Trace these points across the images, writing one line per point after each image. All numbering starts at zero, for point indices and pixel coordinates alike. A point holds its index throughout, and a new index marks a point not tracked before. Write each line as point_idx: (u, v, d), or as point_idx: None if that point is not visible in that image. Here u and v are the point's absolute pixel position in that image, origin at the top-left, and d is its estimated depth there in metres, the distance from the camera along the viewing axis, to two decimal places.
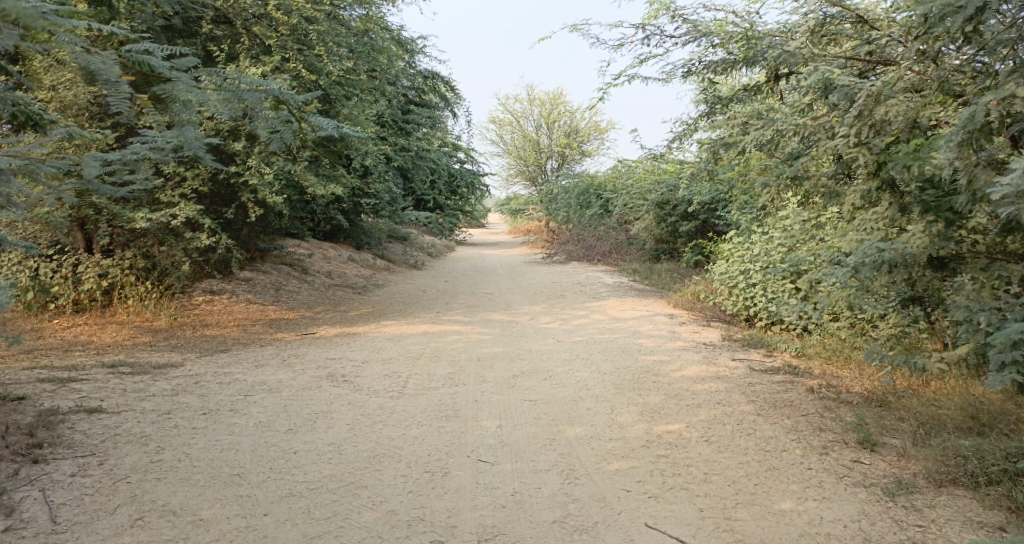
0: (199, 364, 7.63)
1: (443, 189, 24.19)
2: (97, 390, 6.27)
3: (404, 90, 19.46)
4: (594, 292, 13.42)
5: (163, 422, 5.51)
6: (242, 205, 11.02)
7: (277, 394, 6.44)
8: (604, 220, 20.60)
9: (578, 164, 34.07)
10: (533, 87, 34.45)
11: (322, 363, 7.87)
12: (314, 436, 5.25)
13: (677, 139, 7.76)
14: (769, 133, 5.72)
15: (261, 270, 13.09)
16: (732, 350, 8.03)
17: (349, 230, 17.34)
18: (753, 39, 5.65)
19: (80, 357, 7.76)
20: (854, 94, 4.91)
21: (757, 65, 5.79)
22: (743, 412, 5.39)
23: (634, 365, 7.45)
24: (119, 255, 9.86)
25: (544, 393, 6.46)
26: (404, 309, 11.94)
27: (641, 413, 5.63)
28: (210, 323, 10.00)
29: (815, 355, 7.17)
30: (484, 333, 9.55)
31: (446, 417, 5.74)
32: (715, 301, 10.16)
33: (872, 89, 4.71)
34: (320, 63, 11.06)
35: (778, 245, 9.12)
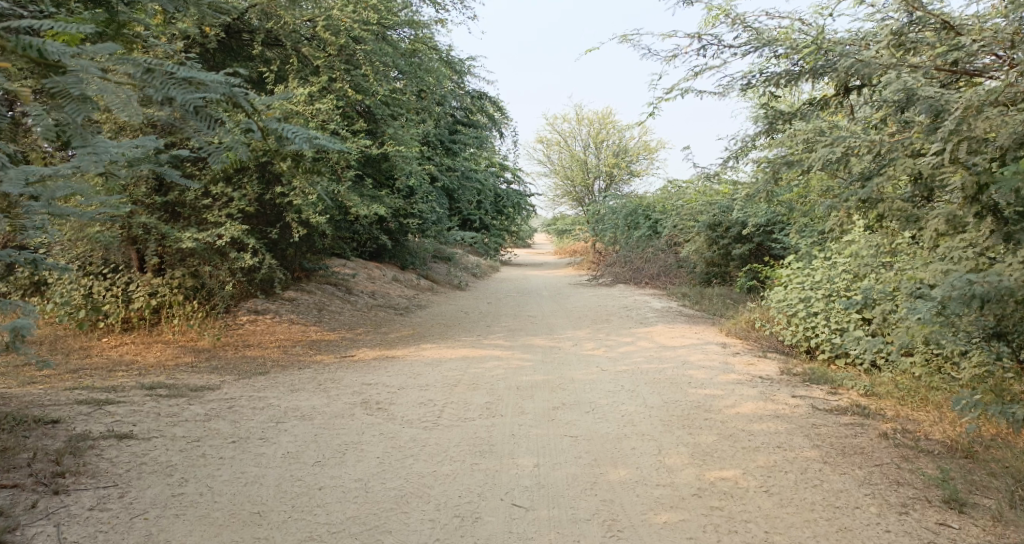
0: (235, 387, 7.39)
1: (489, 209, 24.00)
2: (130, 414, 5.99)
3: (453, 111, 19.57)
4: (641, 317, 12.95)
5: (191, 450, 5.18)
6: (286, 225, 10.89)
7: (309, 422, 6.14)
8: (652, 242, 20.11)
9: (627, 184, 33.62)
10: (581, 106, 34.17)
11: (358, 388, 7.59)
12: (341, 470, 4.93)
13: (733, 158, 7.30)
14: (838, 150, 5.28)
15: (304, 290, 12.99)
16: (791, 386, 7.51)
17: (393, 250, 17.23)
18: (822, 50, 5.24)
19: (122, 378, 7.62)
20: (940, 106, 4.61)
21: (823, 78, 5.41)
22: (813, 460, 5.03)
23: (684, 399, 6.99)
24: (167, 274, 9.77)
25: (586, 429, 6.05)
26: (445, 331, 11.69)
27: (691, 455, 5.19)
28: (252, 343, 9.87)
29: (887, 395, 6.82)
30: (525, 359, 9.18)
31: (480, 453, 5.38)
32: (772, 330, 9.61)
33: (972, 98, 4.32)
34: (366, 83, 10.77)
35: (842, 272, 8.71)
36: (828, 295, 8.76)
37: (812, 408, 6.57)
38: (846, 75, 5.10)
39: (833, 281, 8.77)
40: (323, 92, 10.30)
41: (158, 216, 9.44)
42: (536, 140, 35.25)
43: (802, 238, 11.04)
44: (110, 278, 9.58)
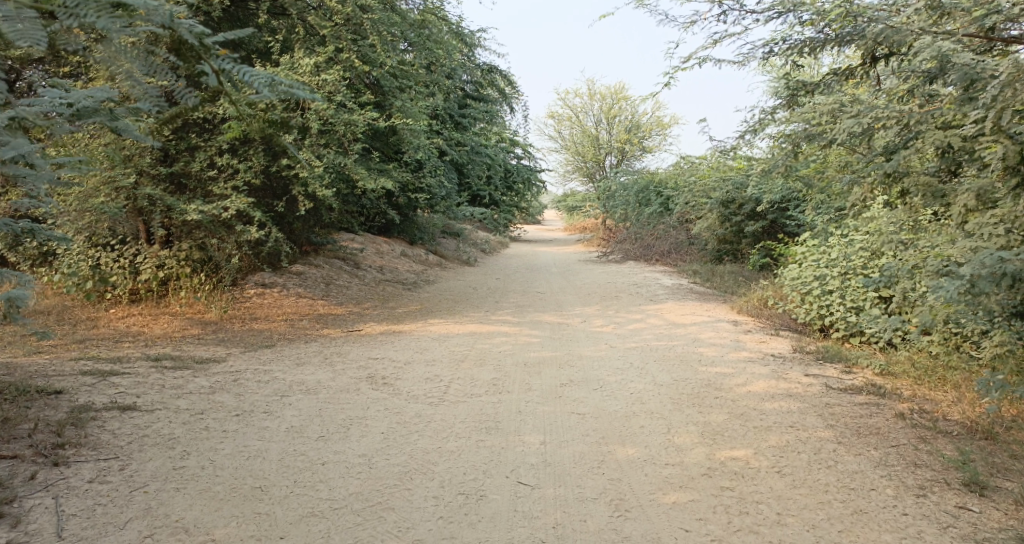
0: (241, 361, 7.33)
1: (499, 184, 23.81)
2: (135, 386, 5.92)
3: (463, 84, 19.37)
4: (651, 294, 12.82)
5: (195, 423, 5.10)
6: (293, 198, 10.78)
7: (314, 396, 6.06)
8: (663, 218, 19.91)
9: (638, 161, 33.27)
10: (593, 81, 33.73)
11: (365, 363, 7.51)
12: (346, 445, 4.86)
13: (748, 131, 7.11)
14: (865, 121, 5.18)
15: (312, 264, 12.92)
16: (804, 365, 7.38)
17: (402, 224, 17.12)
18: (850, 15, 5.01)
19: (128, 350, 7.57)
20: (974, 75, 4.42)
21: (848, 46, 5.23)
22: (828, 441, 4.92)
23: (694, 378, 6.88)
24: (174, 246, 9.68)
25: (594, 406, 5.96)
26: (453, 306, 11.62)
27: (701, 434, 5.08)
28: (259, 316, 9.81)
29: (904, 375, 6.70)
30: (533, 335, 9.08)
31: (486, 430, 5.30)
32: (785, 308, 9.46)
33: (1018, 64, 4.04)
34: (373, 53, 10.62)
35: (859, 250, 8.56)
36: (845, 272, 8.61)
37: (826, 388, 6.44)
38: (875, 42, 4.92)
39: (850, 259, 8.62)
40: (330, 62, 10.13)
41: (164, 188, 9.35)
42: (547, 116, 34.89)
43: (817, 215, 10.83)
44: (117, 249, 9.46)
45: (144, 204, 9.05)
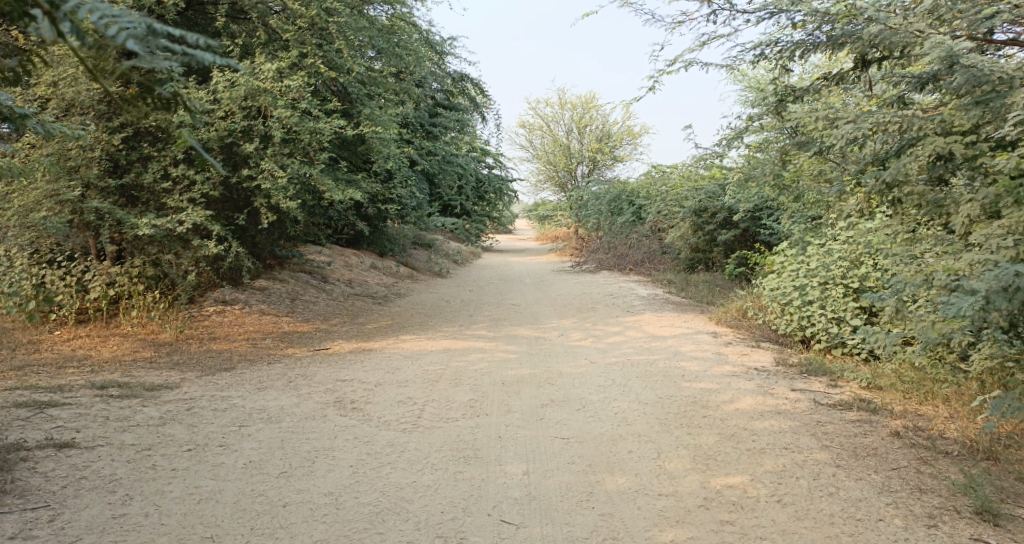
0: (196, 386, 6.88)
1: (470, 194, 23.49)
2: (75, 419, 5.46)
3: (432, 93, 19.09)
4: (627, 305, 12.57)
5: (140, 462, 4.68)
6: (255, 211, 10.32)
7: (275, 425, 5.64)
8: (636, 227, 19.73)
9: (610, 170, 33.19)
10: (563, 90, 33.65)
11: (331, 386, 7.09)
12: (310, 482, 4.46)
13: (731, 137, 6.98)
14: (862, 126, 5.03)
15: (276, 279, 12.44)
16: (789, 379, 7.12)
17: (371, 236, 16.68)
18: (850, 16, 4.88)
19: (73, 376, 7.06)
20: (982, 78, 4.27)
21: (841, 49, 5.16)
22: (827, 464, 4.63)
23: (678, 395, 6.60)
24: (126, 263, 9.16)
25: (576, 430, 5.63)
26: (425, 321, 11.22)
27: (693, 459, 4.78)
28: (218, 336, 9.30)
29: (891, 389, 6.47)
30: (509, 351, 8.74)
31: (464, 459, 4.93)
32: (765, 319, 9.22)
33: None
34: (340, 59, 10.21)
35: (837, 259, 8.35)
36: (824, 282, 8.34)
37: (815, 403, 6.18)
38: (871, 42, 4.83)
39: (828, 268, 8.32)
40: (293, 68, 9.70)
41: (114, 201, 8.87)
42: (518, 125, 34.69)
43: (796, 224, 10.66)
44: (64, 267, 8.93)
45: (91, 218, 8.56)
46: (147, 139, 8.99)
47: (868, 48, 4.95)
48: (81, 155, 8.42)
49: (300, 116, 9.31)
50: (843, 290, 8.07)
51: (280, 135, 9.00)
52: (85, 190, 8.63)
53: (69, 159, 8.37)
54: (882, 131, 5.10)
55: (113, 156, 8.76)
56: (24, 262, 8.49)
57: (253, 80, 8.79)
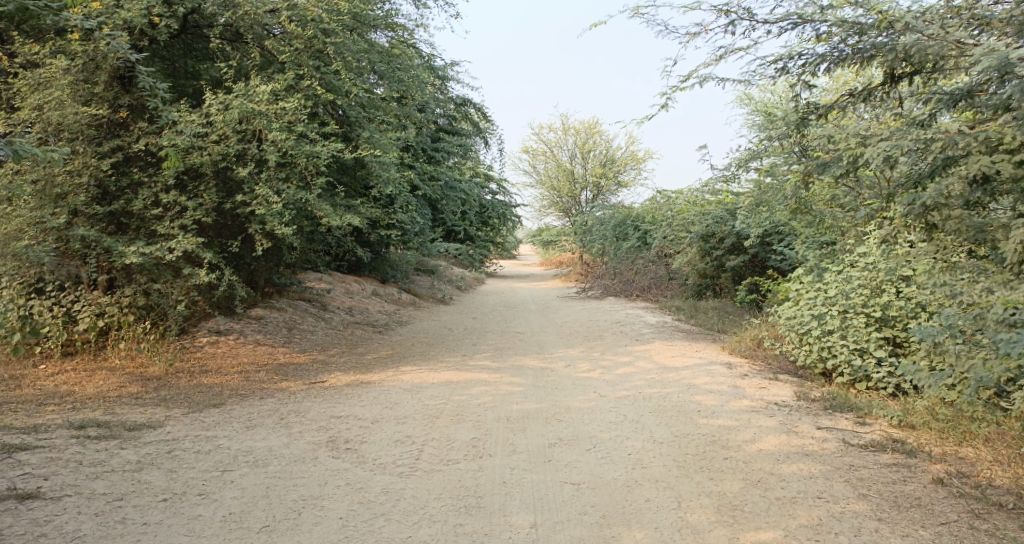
0: (181, 425, 6.58)
1: (473, 220, 23.22)
2: (44, 464, 5.29)
3: (435, 118, 18.94)
4: (636, 333, 12.14)
5: (109, 514, 4.52)
6: (250, 237, 9.97)
7: (261, 469, 5.39)
8: (642, 252, 19.34)
9: (614, 195, 32.90)
10: (567, 116, 33.59)
11: (325, 423, 6.68)
12: (293, 539, 4.28)
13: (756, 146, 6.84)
14: (899, 144, 4.71)
15: (274, 307, 12.08)
16: (813, 415, 6.66)
17: (373, 262, 16.33)
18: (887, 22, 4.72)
19: (51, 415, 6.68)
20: None
21: (870, 64, 5.00)
22: (868, 517, 4.22)
23: (696, 432, 6.17)
24: (116, 292, 8.79)
25: (588, 473, 5.19)
26: (426, 350, 10.79)
27: (718, 511, 4.38)
28: (210, 369, 8.89)
29: (925, 429, 6.00)
30: (514, 383, 8.31)
31: (466, 510, 4.59)
32: (782, 350, 8.77)
33: None
34: (337, 81, 9.95)
35: (858, 286, 7.91)
36: (844, 310, 7.89)
37: (844, 444, 5.72)
38: (905, 54, 4.71)
39: (849, 296, 7.88)
40: (290, 90, 9.42)
41: (102, 228, 8.56)
42: (522, 150, 34.54)
43: (811, 249, 10.24)
44: (53, 297, 8.56)
45: (77, 246, 8.23)
46: (138, 164, 8.78)
47: (901, 61, 4.82)
48: (69, 181, 8.15)
49: (296, 140, 9.00)
50: (865, 319, 7.62)
51: (274, 158, 8.70)
52: (73, 217, 8.34)
53: (56, 185, 8.07)
54: (916, 151, 4.74)
55: (102, 182, 8.50)
56: (8, 292, 8.11)
57: (247, 102, 8.57)
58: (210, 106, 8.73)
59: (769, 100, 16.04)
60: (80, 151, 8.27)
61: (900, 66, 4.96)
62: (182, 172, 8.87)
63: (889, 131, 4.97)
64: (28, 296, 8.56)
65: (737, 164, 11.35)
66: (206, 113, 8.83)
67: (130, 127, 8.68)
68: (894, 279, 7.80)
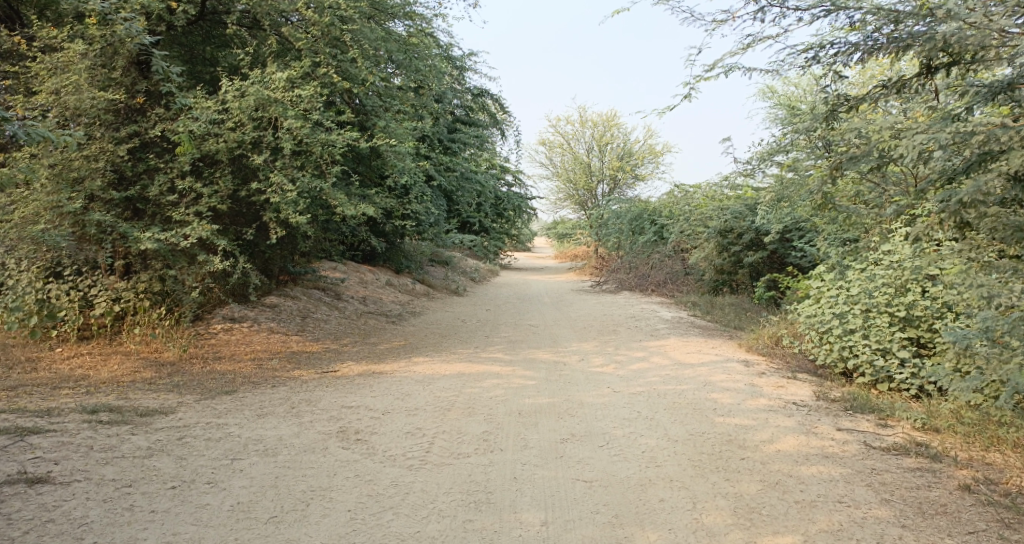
0: (193, 412, 6.55)
1: (489, 211, 23.12)
2: (56, 448, 5.28)
3: (453, 108, 18.83)
4: (651, 329, 11.99)
5: (116, 502, 4.49)
6: (264, 224, 9.92)
7: (270, 459, 5.35)
8: (658, 247, 19.15)
9: (631, 189, 32.75)
10: (584, 108, 33.39)
11: (336, 413, 6.62)
12: (300, 531, 4.24)
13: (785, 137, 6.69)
14: (935, 138, 4.56)
15: (288, 295, 12.05)
16: (833, 416, 6.51)
17: (387, 252, 16.27)
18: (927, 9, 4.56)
19: (64, 399, 6.67)
20: None
21: (906, 53, 4.85)
22: (891, 524, 4.12)
23: (712, 431, 6.04)
24: (131, 277, 8.78)
25: (601, 471, 5.09)
26: (439, 342, 10.72)
27: (735, 513, 4.29)
28: (223, 356, 8.87)
29: (950, 433, 5.84)
30: (527, 376, 8.20)
31: (475, 505, 4.52)
32: (801, 348, 8.59)
33: None
34: (354, 69, 9.85)
35: (882, 285, 7.71)
36: (867, 310, 7.71)
37: (865, 447, 5.58)
38: (943, 44, 4.54)
39: (872, 296, 7.69)
40: (306, 77, 9.32)
41: (117, 213, 8.55)
42: (539, 142, 34.34)
43: (832, 247, 10.03)
44: (69, 281, 8.47)
45: (92, 230, 8.22)
46: (154, 150, 8.75)
47: (938, 52, 4.64)
48: (86, 165, 8.13)
49: (312, 128, 8.91)
50: (888, 318, 7.43)
51: (289, 146, 8.62)
52: (89, 202, 8.34)
53: (72, 169, 8.07)
54: (957, 146, 4.62)
55: (118, 167, 8.49)
56: (25, 275, 8.11)
57: (263, 89, 8.52)
58: (226, 93, 8.71)
59: (792, 94, 15.79)
60: (96, 135, 8.26)
61: (935, 56, 4.77)
62: (197, 159, 8.83)
63: (924, 125, 4.83)
64: (46, 279, 8.52)
65: (758, 160, 11.16)
66: (222, 99, 8.80)
67: (147, 113, 8.65)
68: (919, 278, 7.59)
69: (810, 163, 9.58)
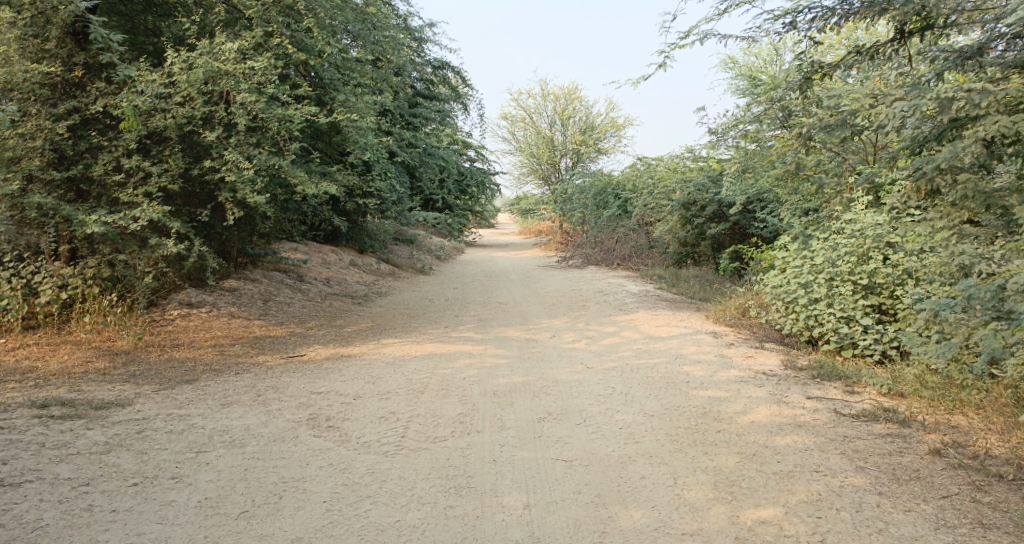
0: (152, 403, 6.35)
1: (452, 188, 22.93)
2: (4, 447, 5.11)
3: (413, 83, 18.46)
4: (619, 303, 12.02)
5: (73, 502, 4.41)
6: (220, 206, 9.62)
7: (239, 451, 5.24)
8: (623, 221, 19.19)
9: (594, 162, 32.79)
10: (546, 82, 33.17)
11: (304, 400, 6.48)
12: (273, 526, 4.18)
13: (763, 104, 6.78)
14: (911, 106, 4.63)
15: (248, 279, 11.76)
16: (802, 385, 6.57)
17: (350, 232, 16.00)
18: None
19: (14, 394, 6.41)
20: None
21: (882, 17, 4.94)
22: (868, 491, 4.18)
23: (685, 404, 6.06)
24: (80, 264, 8.47)
25: (579, 449, 5.10)
26: (407, 322, 10.58)
27: (715, 487, 4.35)
28: (181, 343, 8.62)
29: (915, 397, 5.93)
30: (499, 355, 8.14)
31: (455, 491, 4.52)
32: (768, 319, 8.65)
33: None
34: (310, 40, 9.63)
35: (846, 253, 7.78)
36: (831, 278, 7.76)
37: (836, 414, 5.63)
38: (920, 8, 4.65)
39: (835, 264, 7.74)
40: (258, 49, 9.03)
41: (60, 195, 8.23)
42: (501, 117, 34.04)
43: (795, 217, 10.13)
44: (11, 268, 8.13)
45: (33, 215, 7.91)
46: (96, 127, 8.39)
47: (913, 15, 4.74)
48: (22, 144, 7.78)
49: (267, 103, 8.65)
50: (852, 287, 7.49)
51: (244, 122, 8.34)
52: (28, 184, 8.03)
53: (8, 150, 7.76)
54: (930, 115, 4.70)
55: (58, 146, 8.13)
56: None
57: (212, 61, 8.22)
58: (172, 66, 8.39)
59: (752, 65, 15.87)
60: (32, 113, 7.97)
61: (908, 21, 4.97)
62: (145, 137, 8.52)
63: (898, 90, 4.92)
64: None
65: (722, 131, 11.20)
66: (168, 73, 8.47)
67: (86, 87, 8.32)
68: (882, 245, 7.67)
69: (774, 133, 9.63)
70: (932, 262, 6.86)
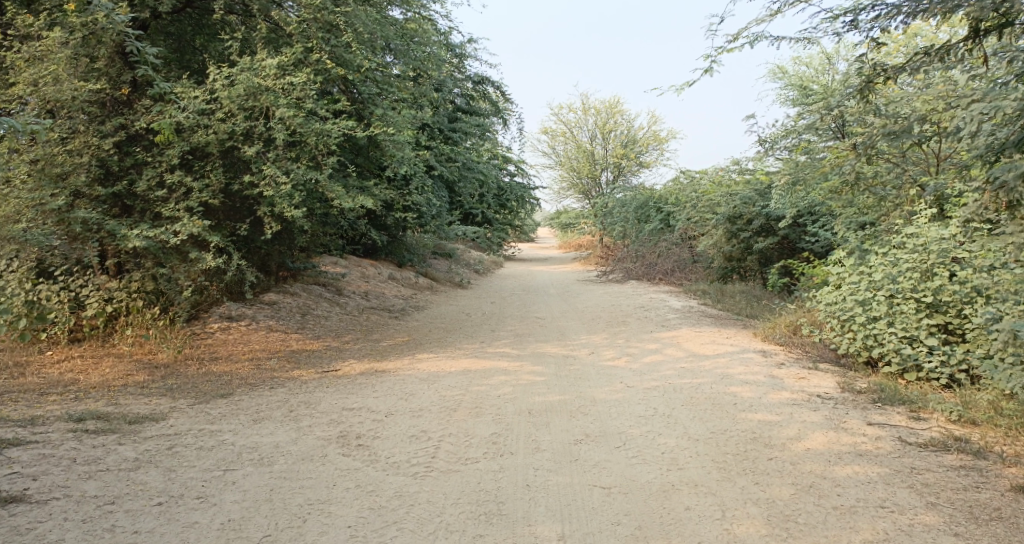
0: (185, 417, 6.23)
1: (491, 202, 22.78)
2: (37, 462, 5.00)
3: (453, 97, 18.41)
4: (662, 319, 11.63)
5: (98, 521, 4.25)
6: (259, 220, 9.56)
7: (266, 469, 5.05)
8: (665, 235, 18.77)
9: (635, 176, 32.37)
10: (586, 96, 32.93)
11: (336, 416, 6.28)
12: None
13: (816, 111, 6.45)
14: None
15: (287, 292, 11.71)
16: (862, 409, 6.14)
17: (389, 246, 15.92)
18: None
19: (51, 406, 6.35)
20: None
21: (956, 14, 4.56)
22: (943, 532, 3.80)
23: (735, 429, 5.69)
24: (124, 277, 8.46)
25: (619, 475, 4.78)
26: (444, 337, 10.37)
27: (768, 523, 3.99)
28: (220, 356, 8.54)
29: (990, 427, 5.46)
30: (535, 372, 7.83)
31: (485, 518, 4.24)
32: (823, 338, 8.19)
33: None
34: (348, 54, 9.43)
35: (908, 269, 7.30)
36: (891, 296, 7.30)
37: (901, 443, 5.20)
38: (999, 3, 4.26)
39: (896, 281, 7.26)
40: (298, 65, 8.96)
41: (104, 210, 8.25)
42: (541, 132, 33.88)
43: (850, 230, 9.63)
44: (62, 281, 8.05)
45: (78, 229, 7.93)
46: (141, 143, 8.43)
47: (991, 11, 4.36)
48: (68, 160, 7.83)
49: (305, 117, 8.53)
50: (916, 305, 7.01)
51: (281, 137, 8.26)
52: (75, 199, 8.05)
53: (56, 165, 7.78)
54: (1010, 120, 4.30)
55: (104, 162, 8.16)
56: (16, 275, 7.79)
57: (253, 77, 8.17)
58: (213, 82, 8.37)
59: (802, 74, 15.39)
60: (80, 129, 8.02)
61: (984, 18, 4.58)
62: (187, 152, 8.52)
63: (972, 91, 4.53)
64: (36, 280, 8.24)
65: (770, 141, 10.79)
66: (209, 89, 8.48)
67: (132, 105, 8.37)
68: (948, 261, 7.18)
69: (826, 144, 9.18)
70: (1006, 280, 6.36)
